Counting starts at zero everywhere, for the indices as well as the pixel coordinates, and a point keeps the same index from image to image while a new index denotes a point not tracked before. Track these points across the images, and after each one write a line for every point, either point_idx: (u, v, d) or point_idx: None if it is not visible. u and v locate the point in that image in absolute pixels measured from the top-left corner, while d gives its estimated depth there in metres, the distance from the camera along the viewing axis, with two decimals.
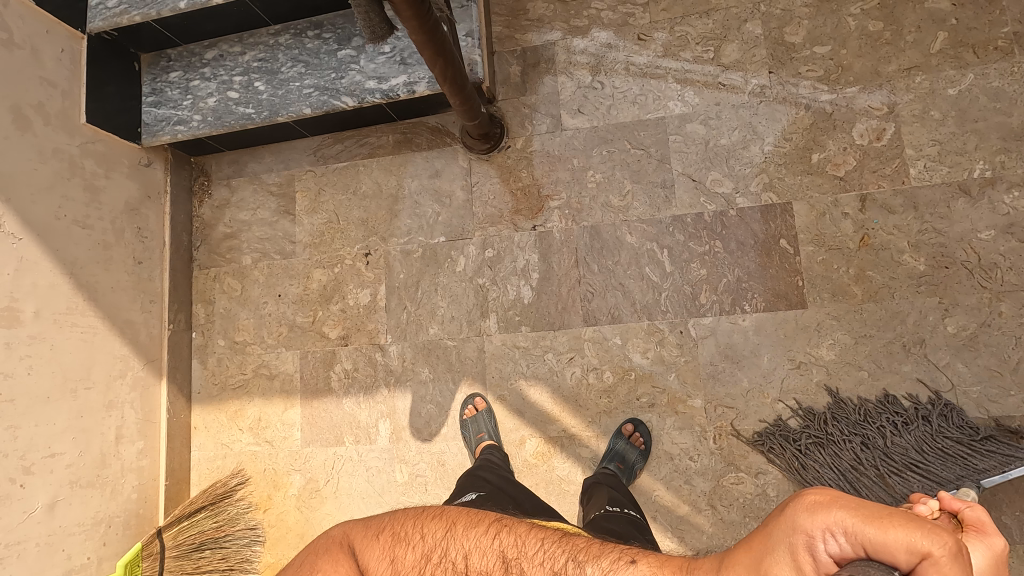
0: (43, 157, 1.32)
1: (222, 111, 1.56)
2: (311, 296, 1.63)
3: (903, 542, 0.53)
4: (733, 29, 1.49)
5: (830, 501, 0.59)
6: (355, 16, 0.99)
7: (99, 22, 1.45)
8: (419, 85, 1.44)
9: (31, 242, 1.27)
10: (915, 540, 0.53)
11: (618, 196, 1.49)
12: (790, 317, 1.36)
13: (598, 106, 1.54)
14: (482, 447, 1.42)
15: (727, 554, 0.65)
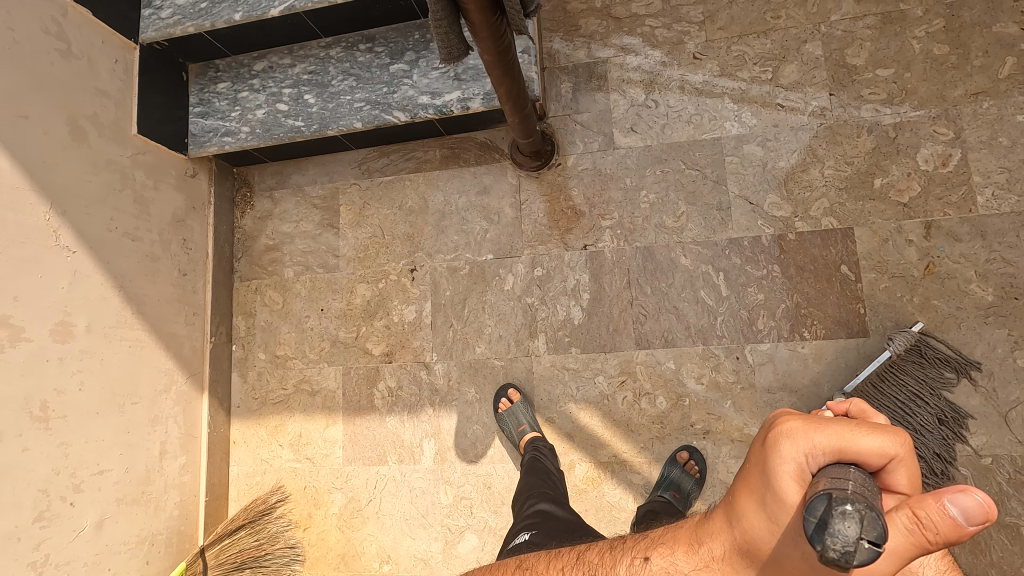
0: (97, 169, 1.30)
1: (271, 123, 1.54)
2: (354, 311, 1.61)
3: (877, 447, 0.44)
4: (792, 50, 1.46)
5: (793, 417, 0.49)
6: (432, 38, 0.97)
7: (152, 32, 1.43)
8: (474, 102, 1.42)
9: (85, 256, 1.25)
10: (882, 434, 0.45)
11: (672, 217, 1.47)
12: (851, 346, 1.34)
13: (652, 125, 1.51)
14: (528, 441, 1.40)
15: (730, 510, 0.55)
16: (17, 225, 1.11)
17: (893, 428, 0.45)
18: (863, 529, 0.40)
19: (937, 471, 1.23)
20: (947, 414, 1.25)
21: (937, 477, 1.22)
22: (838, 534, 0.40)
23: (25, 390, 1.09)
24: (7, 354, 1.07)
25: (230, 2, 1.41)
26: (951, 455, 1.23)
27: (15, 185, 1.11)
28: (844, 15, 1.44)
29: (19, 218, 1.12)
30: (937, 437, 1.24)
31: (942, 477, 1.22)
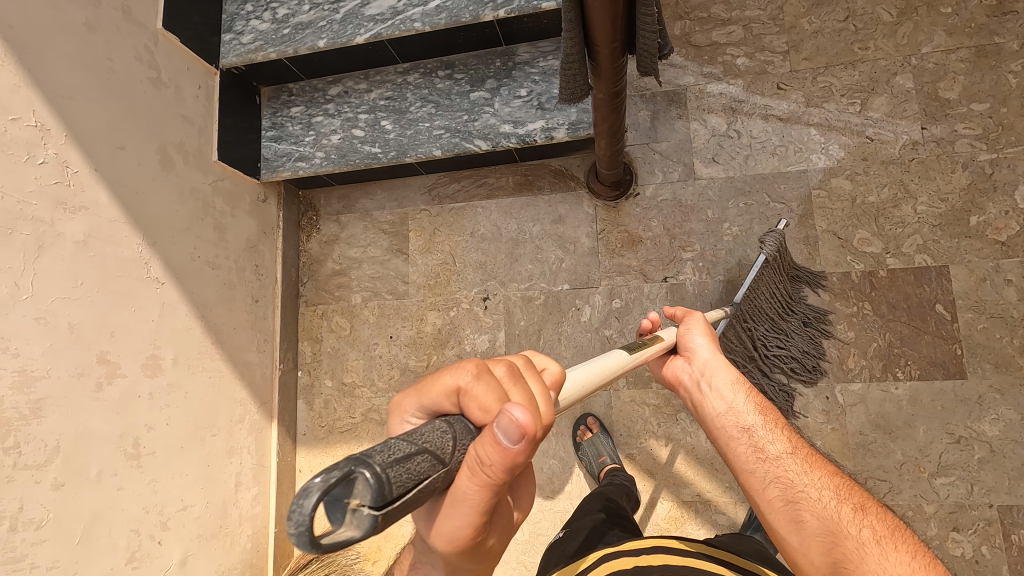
0: (182, 198, 1.29)
1: (347, 149, 1.52)
2: (425, 339, 1.59)
3: (450, 384, 0.41)
4: (881, 82, 1.44)
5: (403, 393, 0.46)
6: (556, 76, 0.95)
7: (233, 58, 1.42)
8: (558, 132, 1.39)
9: (171, 286, 1.23)
10: (449, 372, 0.41)
11: (756, 250, 1.44)
12: (947, 388, 1.31)
13: (734, 156, 1.49)
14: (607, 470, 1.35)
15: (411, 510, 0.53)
16: (115, 258, 1.09)
17: (463, 361, 0.41)
18: (356, 495, 0.31)
19: (810, 366, 1.35)
20: (810, 316, 1.37)
21: (812, 372, 1.35)
22: (295, 516, 0.29)
23: (120, 427, 1.07)
24: (105, 392, 1.05)
25: (314, 29, 1.39)
26: (821, 352, 1.36)
27: (113, 218, 1.10)
28: (935, 47, 1.41)
29: (117, 252, 1.10)
30: (806, 338, 1.36)
31: (817, 371, 1.35)
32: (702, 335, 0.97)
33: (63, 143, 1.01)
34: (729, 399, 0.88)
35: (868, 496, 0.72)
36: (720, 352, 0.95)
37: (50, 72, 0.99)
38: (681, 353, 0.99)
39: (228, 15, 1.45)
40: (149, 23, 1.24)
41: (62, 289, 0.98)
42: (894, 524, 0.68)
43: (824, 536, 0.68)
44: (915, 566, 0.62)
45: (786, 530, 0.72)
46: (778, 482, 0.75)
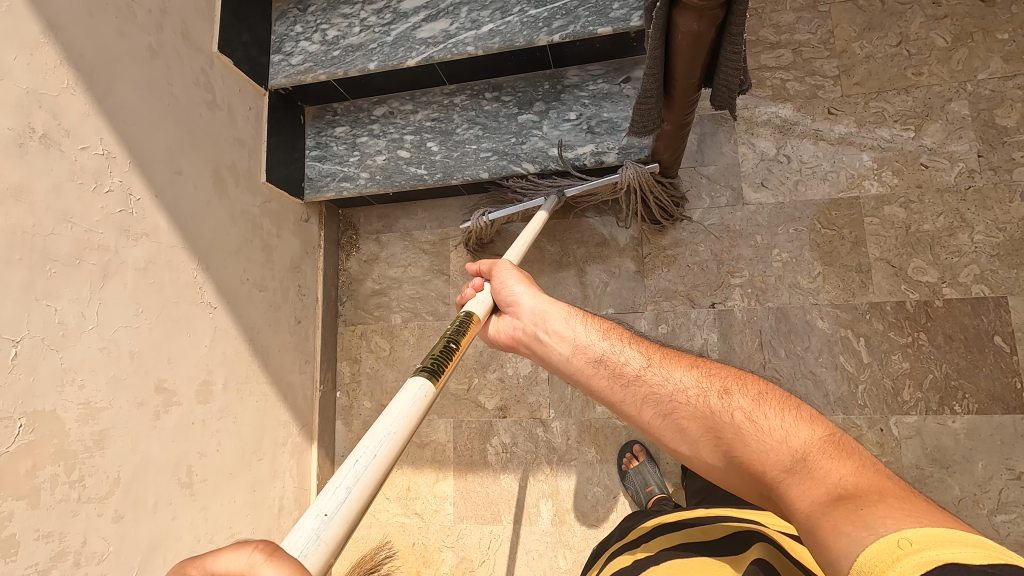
0: (234, 220, 1.28)
1: (392, 170, 1.51)
2: (466, 362, 1.57)
3: None
4: (936, 108, 1.42)
5: None
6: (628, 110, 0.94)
7: (282, 79, 1.43)
8: (608, 156, 1.38)
9: (223, 311, 1.22)
10: None
11: (806, 277, 1.42)
12: (1008, 422, 1.27)
13: (784, 181, 1.47)
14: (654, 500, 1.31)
15: None
16: (172, 284, 1.08)
17: None
18: None
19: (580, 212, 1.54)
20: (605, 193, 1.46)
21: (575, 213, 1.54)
22: None
23: (175, 455, 1.06)
24: (162, 420, 1.04)
25: (364, 51, 1.39)
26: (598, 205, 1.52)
27: (172, 243, 1.09)
28: (992, 74, 1.40)
29: (175, 277, 1.09)
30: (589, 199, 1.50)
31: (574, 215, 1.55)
32: (517, 282, 0.94)
33: (126, 170, 1.00)
34: (571, 336, 0.86)
35: (730, 372, 0.72)
36: (540, 292, 0.92)
37: (115, 98, 0.99)
38: (506, 309, 0.95)
39: (277, 36, 1.46)
40: (206, 46, 1.23)
41: (125, 318, 0.98)
42: (759, 391, 0.67)
43: (707, 436, 0.66)
44: (791, 426, 0.61)
45: (673, 442, 0.70)
46: (650, 401, 0.73)
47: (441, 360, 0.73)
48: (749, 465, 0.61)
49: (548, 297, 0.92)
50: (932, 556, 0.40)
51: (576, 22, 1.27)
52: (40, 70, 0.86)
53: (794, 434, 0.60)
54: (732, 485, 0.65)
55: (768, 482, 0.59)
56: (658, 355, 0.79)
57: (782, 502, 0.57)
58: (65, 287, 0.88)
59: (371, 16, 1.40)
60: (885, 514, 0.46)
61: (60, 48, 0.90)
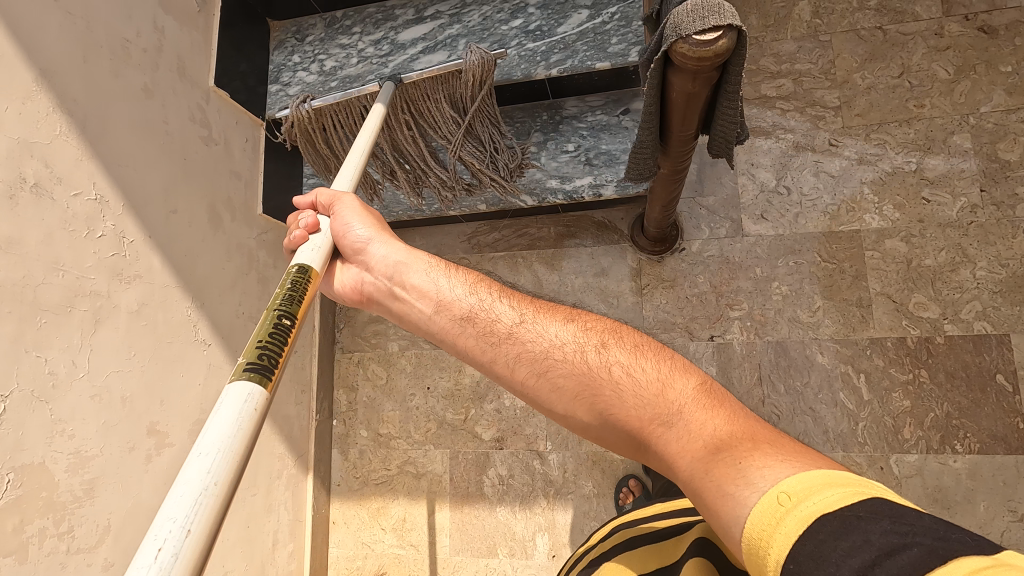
0: (230, 254, 1.28)
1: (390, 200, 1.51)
2: (462, 392, 1.56)
3: None
4: (938, 141, 1.40)
5: None
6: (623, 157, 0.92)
7: (279, 109, 1.42)
8: (606, 189, 1.37)
9: (217, 346, 1.21)
10: None
11: (807, 311, 1.40)
12: (1010, 463, 1.25)
13: (784, 213, 1.46)
14: None
15: None
16: (166, 324, 1.08)
17: None
18: None
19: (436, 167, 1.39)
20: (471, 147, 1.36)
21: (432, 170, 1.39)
22: None
23: None
24: (154, 463, 1.03)
25: (361, 82, 1.38)
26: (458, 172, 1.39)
27: (165, 283, 1.09)
28: (995, 106, 1.38)
29: (169, 317, 1.09)
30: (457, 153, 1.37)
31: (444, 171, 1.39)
32: (361, 222, 0.82)
33: (120, 214, 1.00)
34: (430, 290, 0.76)
35: (605, 325, 0.68)
36: (393, 237, 0.82)
37: (109, 140, 0.99)
38: (353, 255, 0.84)
39: (274, 65, 1.46)
40: (201, 81, 1.23)
41: (117, 363, 0.97)
42: (634, 343, 0.65)
43: (581, 393, 0.62)
44: (666, 377, 0.60)
45: (546, 402, 0.65)
46: (522, 357, 0.67)
47: (272, 347, 0.61)
48: (625, 421, 0.59)
49: (404, 246, 0.82)
50: (808, 509, 0.42)
51: (574, 57, 1.26)
52: (32, 119, 0.86)
53: (670, 387, 0.59)
54: (604, 442, 0.62)
55: (642, 435, 0.58)
56: (528, 307, 0.73)
57: (662, 457, 0.56)
58: (55, 337, 0.87)
59: (369, 47, 1.40)
60: (762, 466, 0.48)
61: (52, 94, 0.89)
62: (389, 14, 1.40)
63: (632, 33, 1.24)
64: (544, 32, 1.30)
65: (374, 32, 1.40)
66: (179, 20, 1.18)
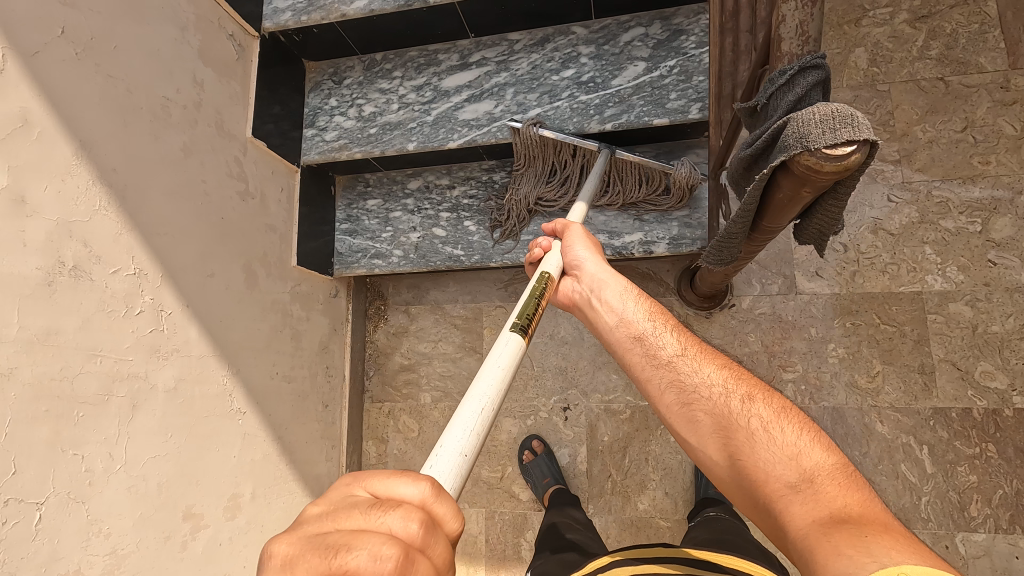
0: (265, 313, 1.22)
1: (427, 249, 1.45)
2: (499, 449, 1.51)
3: (413, 498, 0.36)
4: (1005, 201, 1.34)
5: (350, 488, 0.37)
6: (707, 243, 0.86)
7: (315, 155, 1.37)
8: (658, 246, 1.31)
9: (252, 413, 1.15)
10: (412, 482, 0.36)
11: (865, 376, 1.34)
12: None
13: (840, 271, 1.39)
14: (551, 493, 1.38)
15: (282, 542, 0.33)
16: (202, 398, 1.02)
17: (432, 477, 0.37)
18: None
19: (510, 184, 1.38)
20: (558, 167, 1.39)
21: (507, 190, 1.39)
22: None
23: None
24: (189, 549, 0.97)
25: (403, 130, 1.32)
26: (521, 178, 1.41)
27: (202, 353, 1.03)
28: None
29: (204, 391, 1.02)
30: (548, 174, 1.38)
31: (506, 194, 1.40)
32: (586, 249, 0.93)
33: (159, 285, 0.94)
34: (618, 310, 0.84)
35: (760, 381, 0.68)
36: (606, 264, 0.91)
37: (148, 208, 0.93)
38: (570, 271, 0.95)
39: (310, 109, 1.40)
40: (240, 133, 1.17)
41: (154, 448, 0.91)
42: (785, 406, 0.63)
43: (718, 434, 0.63)
44: (806, 444, 0.58)
45: (684, 432, 0.67)
46: (673, 387, 0.70)
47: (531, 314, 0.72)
48: (752, 467, 0.58)
49: (612, 269, 0.90)
50: None
51: (630, 111, 1.21)
52: (71, 196, 0.79)
53: (807, 454, 0.56)
54: (728, 487, 0.61)
55: (764, 491, 0.56)
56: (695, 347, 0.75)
57: (776, 518, 0.54)
58: (92, 431, 0.81)
59: (411, 92, 1.33)
60: (888, 546, 0.43)
61: (92, 167, 0.83)
62: (432, 58, 1.34)
63: (692, 89, 1.18)
64: (597, 83, 1.24)
65: (416, 77, 1.34)
66: (219, 71, 1.11)
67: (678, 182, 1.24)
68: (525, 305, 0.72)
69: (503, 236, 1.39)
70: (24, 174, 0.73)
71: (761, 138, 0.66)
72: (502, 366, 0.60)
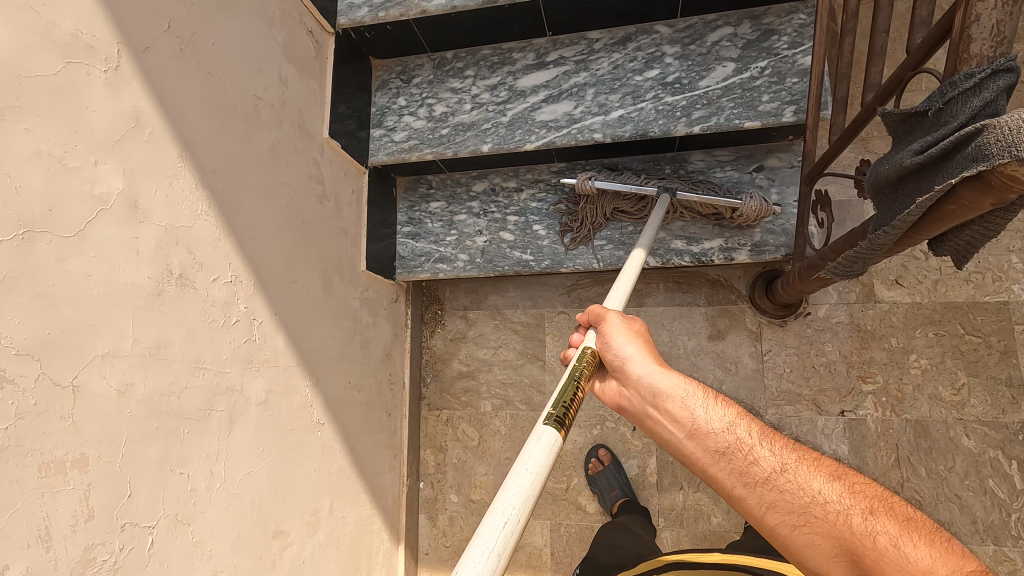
0: (339, 319, 1.18)
1: (494, 254, 1.41)
2: (564, 459, 1.47)
3: None
4: None
5: None
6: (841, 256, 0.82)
7: (384, 156, 1.33)
8: (739, 252, 1.27)
9: (329, 424, 1.12)
10: None
11: (949, 389, 1.30)
12: None
13: (921, 279, 1.35)
14: (620, 505, 1.33)
15: None
16: (289, 410, 0.98)
17: None
18: None
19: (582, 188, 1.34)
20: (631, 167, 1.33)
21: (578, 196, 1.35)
22: None
23: None
24: (279, 566, 0.93)
25: (476, 131, 1.28)
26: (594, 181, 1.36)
27: (288, 363, 0.99)
28: None
29: (290, 402, 0.98)
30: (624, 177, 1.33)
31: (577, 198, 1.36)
32: (631, 343, 0.78)
33: (252, 294, 0.89)
34: (691, 422, 0.71)
35: (869, 488, 0.61)
36: (660, 365, 0.76)
37: (241, 214, 0.88)
38: (613, 370, 0.79)
39: (377, 108, 1.35)
40: (317, 133, 1.12)
41: (249, 464, 0.87)
42: (905, 516, 0.57)
43: (839, 557, 0.57)
44: (942, 565, 0.52)
45: (801, 558, 0.60)
46: (777, 506, 0.62)
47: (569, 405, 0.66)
48: None
49: (669, 370, 0.76)
50: None
51: (720, 113, 1.17)
52: (177, 201, 0.75)
53: (946, 574, 0.51)
54: None
55: None
56: (789, 451, 0.67)
57: None
58: (196, 448, 0.77)
59: (484, 92, 1.29)
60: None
61: (195, 170, 0.78)
62: (506, 57, 1.29)
63: (786, 91, 1.14)
64: (684, 84, 1.19)
65: (490, 76, 1.29)
66: (299, 68, 1.07)
67: (747, 215, 1.20)
68: (562, 392, 0.67)
69: (575, 241, 1.35)
70: (137, 178, 0.69)
71: (944, 144, 0.60)
72: (534, 465, 0.57)
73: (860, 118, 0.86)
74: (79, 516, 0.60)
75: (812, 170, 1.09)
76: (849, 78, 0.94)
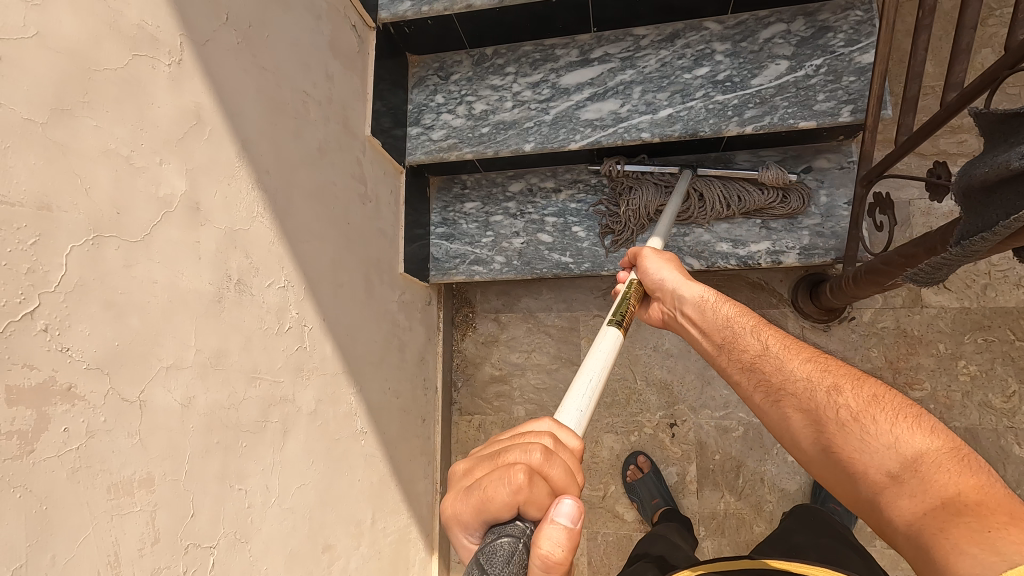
0: (379, 325, 1.14)
1: (531, 256, 1.37)
2: (600, 466, 1.44)
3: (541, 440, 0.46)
4: None
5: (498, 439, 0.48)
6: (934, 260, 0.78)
7: (421, 155, 1.29)
8: (787, 256, 1.24)
9: (372, 431, 1.08)
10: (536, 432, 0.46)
11: (999, 396, 1.28)
12: None
13: (970, 284, 1.32)
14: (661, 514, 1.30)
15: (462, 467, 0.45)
16: (336, 419, 0.94)
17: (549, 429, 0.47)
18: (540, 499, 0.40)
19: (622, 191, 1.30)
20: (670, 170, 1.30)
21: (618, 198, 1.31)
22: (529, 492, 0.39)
23: None
24: None
25: (518, 129, 1.25)
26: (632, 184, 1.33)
27: (336, 370, 0.95)
28: None
29: (337, 411, 0.95)
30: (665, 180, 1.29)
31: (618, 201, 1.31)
32: (665, 267, 0.85)
33: (303, 299, 0.86)
34: (709, 324, 0.77)
35: (846, 370, 0.61)
36: (692, 280, 0.82)
37: (293, 214, 0.85)
38: (655, 295, 0.87)
39: (414, 106, 1.32)
40: (360, 130, 1.08)
41: (301, 477, 0.83)
42: (875, 392, 0.56)
43: (808, 429, 0.59)
44: (900, 435, 0.51)
45: (779, 432, 0.63)
46: (760, 385, 0.65)
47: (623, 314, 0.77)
48: (848, 464, 0.53)
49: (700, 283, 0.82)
50: None
51: (773, 113, 1.13)
52: (235, 202, 0.71)
53: (906, 443, 0.50)
54: (827, 482, 0.57)
55: (865, 485, 0.51)
56: (779, 340, 0.68)
57: (883, 513, 0.49)
58: (253, 461, 0.73)
59: (526, 89, 1.25)
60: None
61: (252, 169, 0.75)
62: (548, 54, 1.25)
63: (843, 90, 1.11)
64: (735, 83, 1.16)
65: (532, 73, 1.26)
66: (344, 64, 1.03)
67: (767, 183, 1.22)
68: (618, 307, 0.78)
69: (616, 244, 1.32)
70: (198, 178, 0.65)
71: None
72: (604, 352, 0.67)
73: (938, 118, 0.82)
74: (146, 539, 0.56)
75: (870, 171, 1.05)
76: (921, 76, 0.91)
